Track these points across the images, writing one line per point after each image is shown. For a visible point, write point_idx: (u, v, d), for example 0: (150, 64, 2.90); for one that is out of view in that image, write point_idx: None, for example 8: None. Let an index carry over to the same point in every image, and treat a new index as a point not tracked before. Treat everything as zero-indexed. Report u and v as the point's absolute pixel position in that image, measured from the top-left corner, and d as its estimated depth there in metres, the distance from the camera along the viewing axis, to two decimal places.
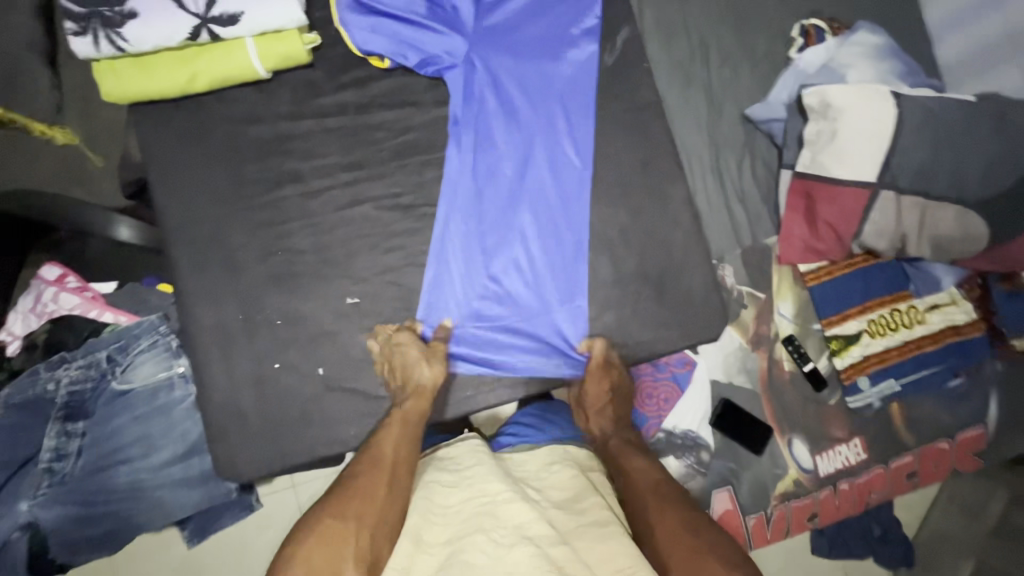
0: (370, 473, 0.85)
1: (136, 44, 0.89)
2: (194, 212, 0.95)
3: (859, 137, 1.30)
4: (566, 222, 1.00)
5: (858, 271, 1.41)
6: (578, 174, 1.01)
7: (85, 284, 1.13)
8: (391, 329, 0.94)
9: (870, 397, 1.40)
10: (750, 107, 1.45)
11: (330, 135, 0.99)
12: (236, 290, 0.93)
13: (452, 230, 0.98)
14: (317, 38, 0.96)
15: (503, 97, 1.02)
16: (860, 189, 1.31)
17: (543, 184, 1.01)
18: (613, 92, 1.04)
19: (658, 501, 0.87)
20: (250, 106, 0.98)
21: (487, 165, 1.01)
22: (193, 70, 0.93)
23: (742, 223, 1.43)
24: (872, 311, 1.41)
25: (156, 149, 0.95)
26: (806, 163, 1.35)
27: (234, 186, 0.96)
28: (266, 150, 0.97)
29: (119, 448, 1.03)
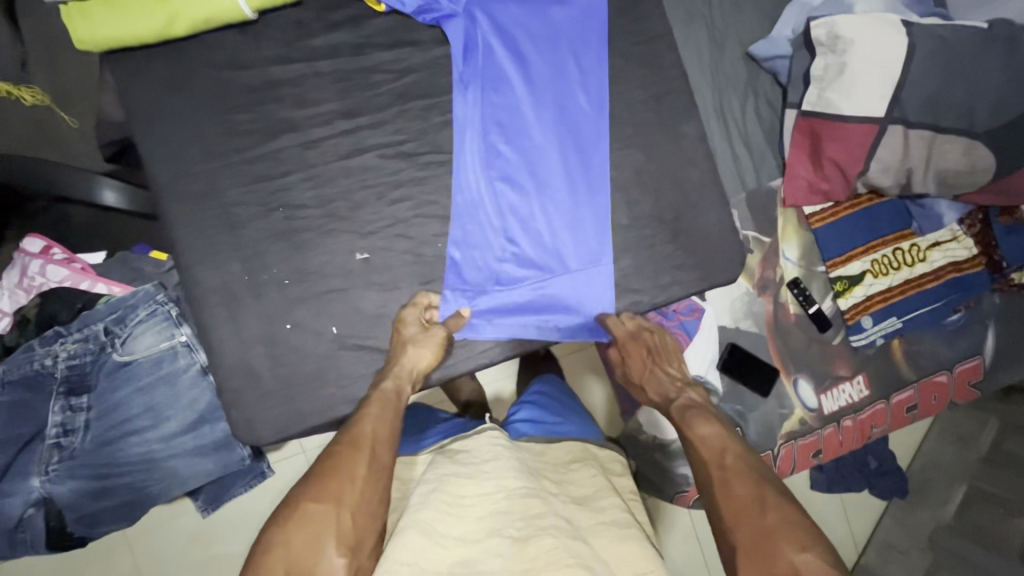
0: (350, 455, 0.80)
1: None
2: (187, 168, 0.89)
3: (868, 70, 1.26)
4: (586, 181, 0.97)
5: (862, 211, 1.42)
6: (594, 126, 0.97)
7: (71, 256, 1.09)
8: (398, 312, 0.91)
9: (873, 336, 1.42)
10: (754, 44, 1.42)
11: (325, 80, 0.93)
12: (239, 248, 0.89)
13: (460, 178, 0.94)
14: None
15: (511, 44, 0.96)
16: (868, 125, 1.28)
17: (560, 141, 0.97)
18: (623, 25, 0.99)
19: (724, 473, 0.84)
20: (236, 50, 0.91)
21: (502, 118, 0.96)
22: (170, 12, 0.86)
23: (747, 165, 1.42)
24: (875, 251, 1.41)
25: (139, 101, 0.89)
26: (812, 101, 1.32)
27: (226, 139, 0.90)
28: (258, 98, 0.91)
29: (127, 419, 1.01)
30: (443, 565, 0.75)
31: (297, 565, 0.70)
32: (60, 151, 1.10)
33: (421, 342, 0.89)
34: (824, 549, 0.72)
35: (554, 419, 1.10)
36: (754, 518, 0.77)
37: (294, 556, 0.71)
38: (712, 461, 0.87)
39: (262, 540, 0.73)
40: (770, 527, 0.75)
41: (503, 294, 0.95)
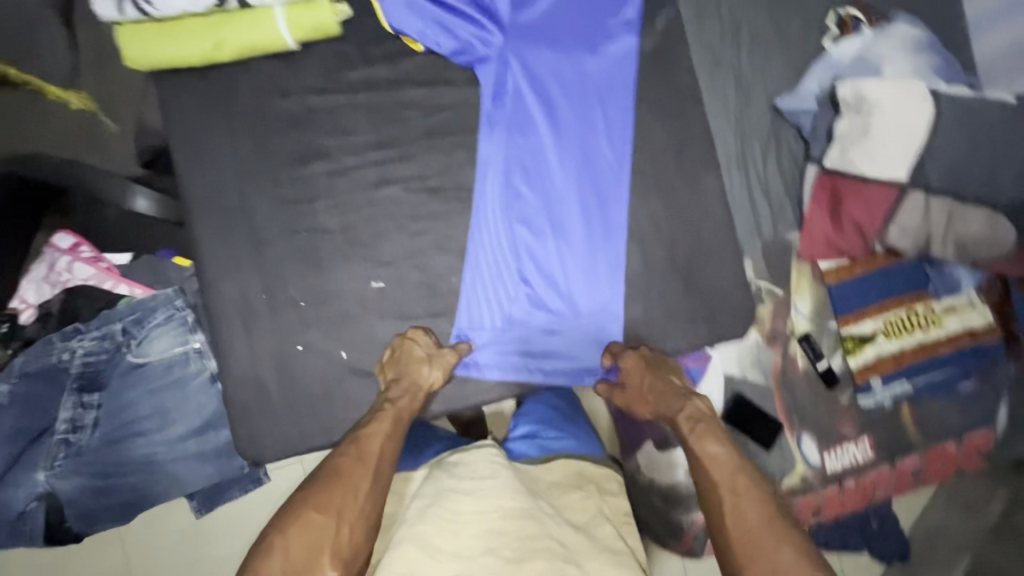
0: (356, 468, 0.82)
1: (161, 7, 0.88)
2: (219, 186, 0.92)
3: (892, 136, 1.32)
4: (604, 229, 0.98)
5: (878, 271, 1.40)
6: (615, 175, 0.99)
7: (99, 254, 1.11)
8: (406, 331, 0.93)
9: (882, 397, 1.41)
10: (780, 96, 1.42)
11: (358, 111, 0.96)
12: (261, 267, 0.92)
13: (480, 216, 0.96)
14: (347, 9, 0.94)
15: (541, 90, 0.98)
16: (889, 188, 1.33)
17: (579, 188, 0.98)
18: (651, 78, 1.01)
19: (732, 497, 0.83)
20: (276, 77, 0.94)
21: (526, 160, 0.98)
22: (220, 38, 0.91)
23: (766, 214, 1.41)
24: (888, 313, 1.41)
25: (180, 119, 0.93)
26: (834, 158, 1.35)
27: (258, 161, 0.93)
28: (293, 124, 0.94)
29: (135, 420, 1.03)
30: None
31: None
32: (101, 155, 1.07)
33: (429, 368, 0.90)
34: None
35: (554, 435, 1.09)
36: (763, 548, 0.76)
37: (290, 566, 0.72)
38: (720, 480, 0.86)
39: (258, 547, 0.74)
40: (780, 560, 0.74)
41: (513, 333, 0.97)
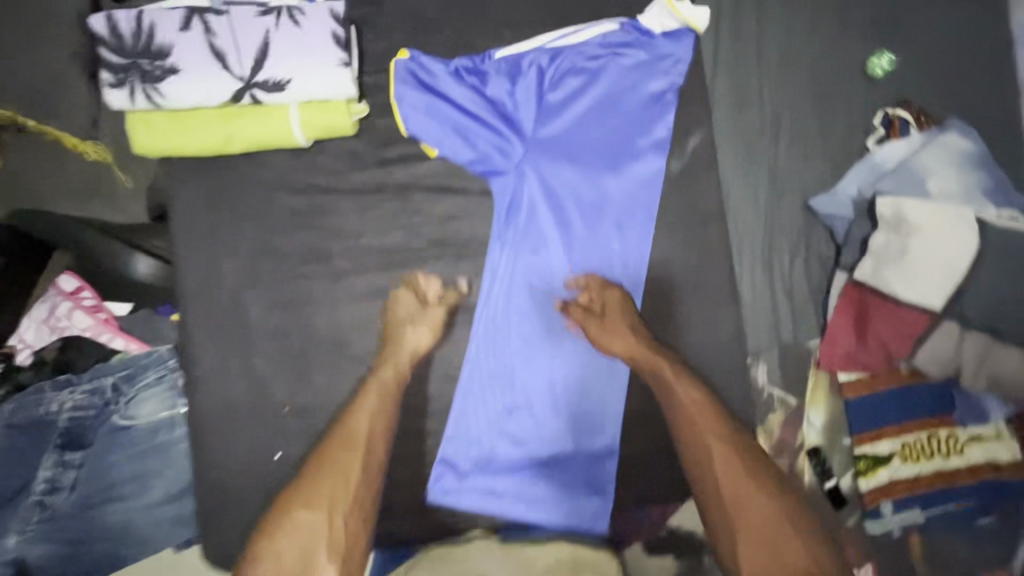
0: (341, 456, 0.83)
1: (172, 100, 0.80)
2: (215, 281, 0.90)
3: (933, 260, 1.22)
4: (607, 360, 0.94)
5: (899, 390, 1.28)
6: (626, 305, 0.94)
7: (100, 303, 1.10)
8: (395, 291, 0.91)
9: (892, 525, 1.27)
10: (815, 195, 1.36)
11: (366, 213, 0.93)
12: (250, 367, 0.89)
13: (478, 335, 0.92)
14: (366, 109, 0.84)
15: (559, 206, 0.94)
16: (925, 314, 1.23)
17: (586, 315, 0.94)
18: (675, 204, 0.96)
19: (706, 467, 0.87)
20: (286, 171, 0.92)
21: (536, 277, 0.94)
22: (229, 132, 0.83)
23: (785, 320, 1.35)
24: (907, 434, 1.27)
25: (183, 209, 0.90)
26: (866, 272, 1.27)
27: (259, 258, 0.91)
28: (298, 222, 0.91)
29: (115, 483, 1.01)
30: None
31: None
32: (111, 209, 1.08)
33: (413, 318, 0.90)
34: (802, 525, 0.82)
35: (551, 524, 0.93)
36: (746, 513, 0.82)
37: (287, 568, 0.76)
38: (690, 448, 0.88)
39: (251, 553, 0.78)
40: (763, 521, 0.81)
41: (500, 459, 0.93)
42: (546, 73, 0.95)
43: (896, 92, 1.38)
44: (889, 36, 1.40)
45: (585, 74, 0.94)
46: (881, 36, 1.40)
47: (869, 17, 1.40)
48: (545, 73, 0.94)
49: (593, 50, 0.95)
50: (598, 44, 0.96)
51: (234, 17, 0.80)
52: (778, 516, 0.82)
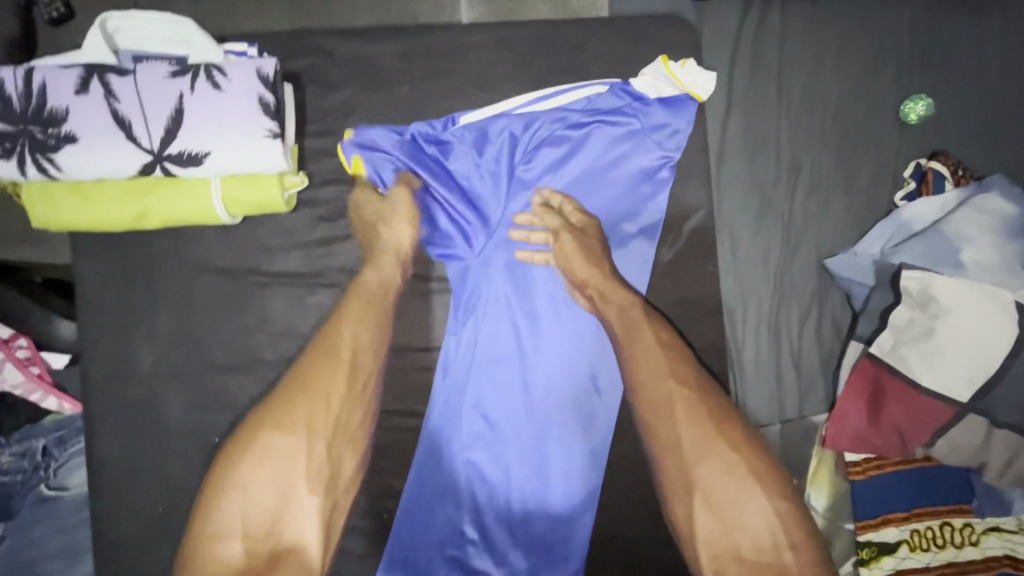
0: (327, 367, 0.85)
1: (70, 173, 0.72)
2: (173, 359, 0.88)
3: (960, 347, 1.06)
4: (577, 466, 0.86)
5: (912, 474, 1.12)
6: (600, 404, 0.87)
7: (35, 354, 0.99)
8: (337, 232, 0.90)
9: None
10: (832, 255, 1.22)
11: (332, 292, 0.89)
12: (203, 451, 0.87)
13: (430, 435, 0.86)
14: (299, 181, 0.77)
15: (530, 289, 0.89)
16: (946, 405, 1.07)
17: (552, 415, 0.87)
18: (664, 290, 0.91)
19: (671, 425, 0.86)
20: (260, 244, 0.89)
21: (498, 369, 0.87)
22: (143, 206, 0.75)
23: (790, 393, 1.22)
24: (917, 521, 1.11)
25: (151, 280, 0.89)
26: (884, 348, 1.12)
27: (223, 338, 0.88)
28: (262, 300, 0.89)
29: (36, 561, 0.92)
30: None
31: (268, 497, 0.79)
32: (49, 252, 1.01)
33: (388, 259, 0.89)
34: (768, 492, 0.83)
35: None
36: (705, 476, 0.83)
37: (267, 484, 0.79)
38: (655, 407, 0.87)
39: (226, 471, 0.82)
40: (727, 485, 0.82)
41: None
42: (523, 145, 0.91)
43: (931, 140, 1.24)
44: (930, 72, 1.24)
45: (564, 145, 0.92)
46: (921, 72, 1.24)
47: (909, 48, 1.24)
48: (522, 142, 0.91)
49: (575, 118, 0.92)
50: (581, 110, 0.92)
51: (139, 78, 0.72)
52: (739, 479, 0.83)
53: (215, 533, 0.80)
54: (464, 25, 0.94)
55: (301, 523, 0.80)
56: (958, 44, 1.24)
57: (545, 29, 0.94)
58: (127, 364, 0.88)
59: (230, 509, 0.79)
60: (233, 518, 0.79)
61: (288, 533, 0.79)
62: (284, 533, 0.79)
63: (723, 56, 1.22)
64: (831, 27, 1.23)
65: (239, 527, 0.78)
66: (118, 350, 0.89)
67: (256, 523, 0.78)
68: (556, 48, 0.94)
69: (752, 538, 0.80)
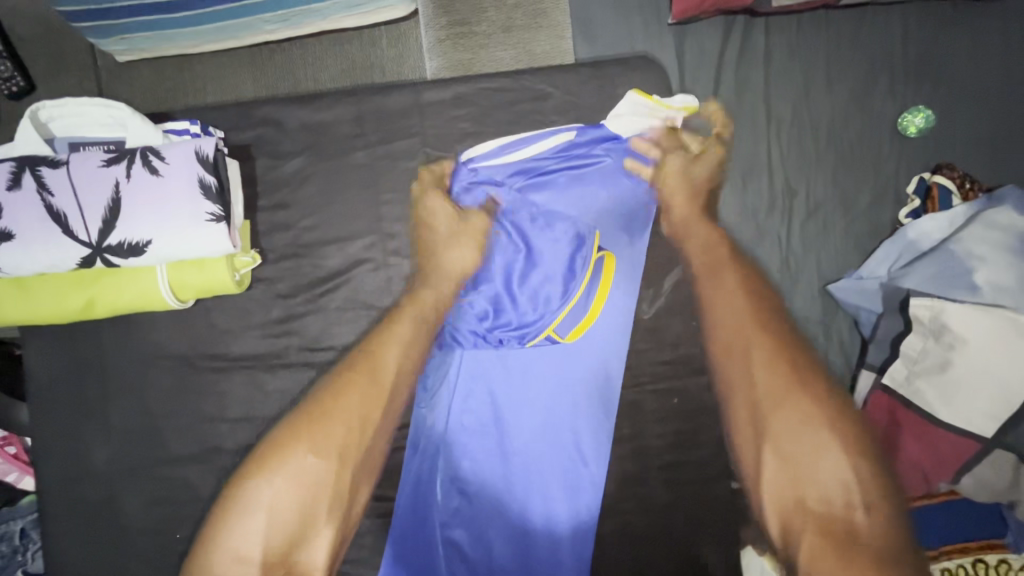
0: (366, 381, 0.82)
1: (11, 271, 0.70)
2: (142, 433, 0.86)
3: (979, 378, 0.99)
4: (565, 537, 0.82)
5: (937, 509, 1.02)
6: (587, 471, 0.84)
7: (9, 436, 0.96)
8: (305, 296, 0.88)
9: None
10: (835, 280, 1.15)
11: (298, 353, 0.86)
12: (175, 532, 0.84)
13: (406, 509, 0.83)
14: (251, 260, 0.75)
15: (506, 335, 0.85)
16: (967, 440, 0.99)
17: (535, 483, 0.83)
18: (649, 340, 0.87)
19: (742, 365, 0.83)
20: (221, 311, 0.87)
21: (475, 409, 0.85)
22: (89, 298, 0.73)
23: None
24: (948, 560, 1.00)
25: (114, 358, 0.87)
26: (897, 379, 1.05)
27: (186, 409, 0.86)
28: (226, 366, 0.86)
29: None
30: None
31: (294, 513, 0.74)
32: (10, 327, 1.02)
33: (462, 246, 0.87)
34: (840, 455, 0.75)
35: None
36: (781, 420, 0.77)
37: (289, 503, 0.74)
38: (724, 349, 0.85)
39: (246, 495, 0.76)
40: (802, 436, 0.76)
41: None
42: (500, 198, 0.88)
43: (934, 154, 1.17)
44: (927, 83, 1.18)
45: (533, 197, 0.88)
46: (915, 84, 1.18)
47: (902, 59, 1.18)
48: (499, 191, 0.88)
49: (538, 168, 0.88)
50: (550, 158, 0.88)
51: (74, 169, 0.70)
52: (809, 426, 0.76)
53: (237, 554, 0.73)
54: (428, 79, 0.92)
55: (312, 551, 0.77)
56: (955, 50, 1.18)
57: (509, 77, 0.91)
58: (99, 451, 0.87)
59: (249, 516, 0.74)
60: (249, 535, 0.73)
61: (298, 564, 0.75)
62: (297, 561, 0.75)
63: (704, 84, 1.17)
64: (819, 45, 1.18)
65: (250, 551, 0.72)
66: (89, 432, 0.87)
67: (275, 550, 0.72)
68: (523, 95, 0.91)
69: (814, 481, 0.72)
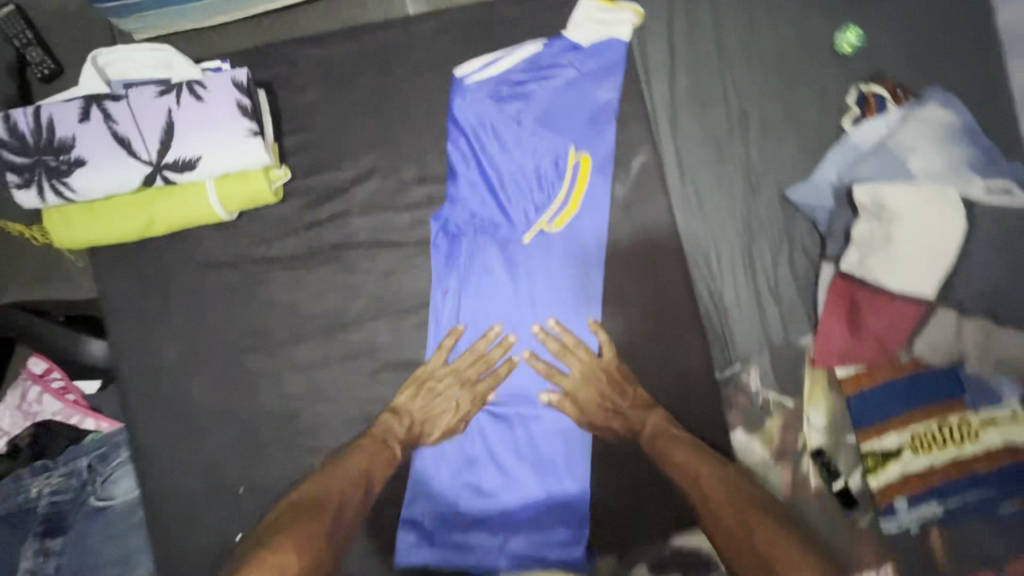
0: (347, 479, 0.89)
1: (82, 192, 0.83)
2: (190, 350, 0.98)
3: (918, 246, 1.14)
4: (570, 377, 0.98)
5: (905, 378, 1.19)
6: (584, 321, 0.99)
7: (69, 383, 1.09)
8: (321, 216, 1.00)
9: (909, 521, 1.20)
10: (792, 185, 1.28)
11: (317, 261, 0.99)
12: (228, 430, 0.96)
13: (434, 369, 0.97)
14: (283, 174, 0.89)
15: (502, 230, 1.01)
16: (914, 302, 1.14)
17: (542, 336, 0.99)
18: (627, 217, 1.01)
19: (704, 482, 0.90)
20: (244, 233, 0.99)
21: (484, 292, 1.00)
22: (151, 214, 0.86)
23: (774, 322, 1.27)
24: (914, 424, 1.19)
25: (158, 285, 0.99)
26: (852, 263, 1.19)
27: (225, 322, 0.98)
28: (255, 280, 0.98)
29: (96, 568, 1.00)
30: None
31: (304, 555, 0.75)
32: (65, 289, 1.11)
33: (443, 385, 0.96)
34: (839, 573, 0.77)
35: None
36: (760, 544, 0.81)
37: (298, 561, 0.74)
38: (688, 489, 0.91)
39: None
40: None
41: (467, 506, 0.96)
42: (489, 108, 1.02)
43: (869, 62, 1.31)
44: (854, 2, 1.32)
45: (517, 103, 1.03)
46: (845, 4, 1.32)
47: None
48: (488, 101, 1.02)
49: (516, 78, 1.03)
50: (523, 70, 1.03)
51: (132, 100, 0.83)
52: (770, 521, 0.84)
53: None
54: (411, 22, 1.04)
55: None
56: None
57: (480, 12, 1.04)
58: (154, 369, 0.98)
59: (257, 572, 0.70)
60: None
61: None
62: None
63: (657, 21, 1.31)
64: None
65: None
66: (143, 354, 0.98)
67: None
68: (494, 27, 1.04)
69: None
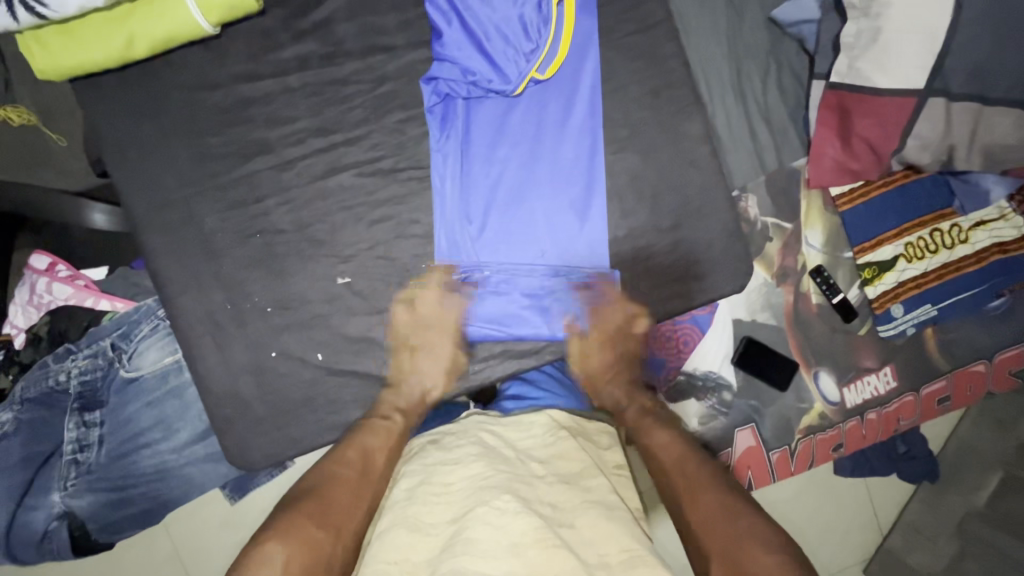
0: (355, 472, 0.83)
1: (57, 8, 0.85)
2: (163, 197, 0.93)
3: (906, 34, 1.12)
4: (578, 175, 0.99)
5: (897, 188, 1.25)
6: (583, 117, 0.99)
7: (76, 272, 1.10)
8: (298, 49, 0.97)
9: (904, 325, 1.26)
10: (777, 7, 1.24)
11: (295, 95, 0.96)
12: (221, 277, 0.93)
13: (440, 198, 0.97)
14: None
15: (496, 85, 0.97)
16: (906, 97, 1.15)
17: (542, 139, 0.99)
18: (613, 15, 1.01)
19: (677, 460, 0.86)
20: (204, 70, 0.95)
21: (487, 128, 0.99)
22: (130, 32, 0.89)
23: (768, 146, 1.25)
24: (909, 233, 1.25)
25: (119, 134, 0.93)
26: (841, 71, 1.18)
27: (200, 165, 0.94)
28: (228, 118, 0.95)
29: (138, 433, 1.02)
30: (433, 552, 0.70)
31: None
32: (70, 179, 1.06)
33: (425, 340, 0.96)
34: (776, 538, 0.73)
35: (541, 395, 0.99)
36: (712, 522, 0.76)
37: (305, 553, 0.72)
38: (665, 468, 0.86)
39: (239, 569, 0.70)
40: (739, 538, 0.73)
41: (495, 337, 0.98)
42: None
43: None
44: None
45: None
46: None
47: None
48: None
49: None
50: None
51: None
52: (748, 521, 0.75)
53: None
54: None
55: None
56: None
57: None
58: (136, 217, 0.93)
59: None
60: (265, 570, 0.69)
61: None
62: None
63: None
64: None
65: None
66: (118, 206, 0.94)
67: None
68: None
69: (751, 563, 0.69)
